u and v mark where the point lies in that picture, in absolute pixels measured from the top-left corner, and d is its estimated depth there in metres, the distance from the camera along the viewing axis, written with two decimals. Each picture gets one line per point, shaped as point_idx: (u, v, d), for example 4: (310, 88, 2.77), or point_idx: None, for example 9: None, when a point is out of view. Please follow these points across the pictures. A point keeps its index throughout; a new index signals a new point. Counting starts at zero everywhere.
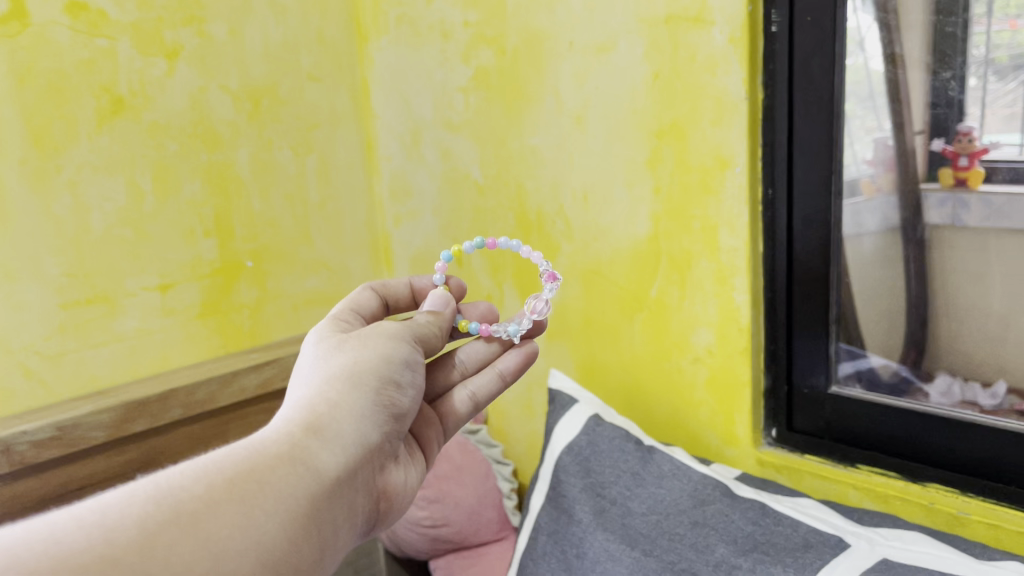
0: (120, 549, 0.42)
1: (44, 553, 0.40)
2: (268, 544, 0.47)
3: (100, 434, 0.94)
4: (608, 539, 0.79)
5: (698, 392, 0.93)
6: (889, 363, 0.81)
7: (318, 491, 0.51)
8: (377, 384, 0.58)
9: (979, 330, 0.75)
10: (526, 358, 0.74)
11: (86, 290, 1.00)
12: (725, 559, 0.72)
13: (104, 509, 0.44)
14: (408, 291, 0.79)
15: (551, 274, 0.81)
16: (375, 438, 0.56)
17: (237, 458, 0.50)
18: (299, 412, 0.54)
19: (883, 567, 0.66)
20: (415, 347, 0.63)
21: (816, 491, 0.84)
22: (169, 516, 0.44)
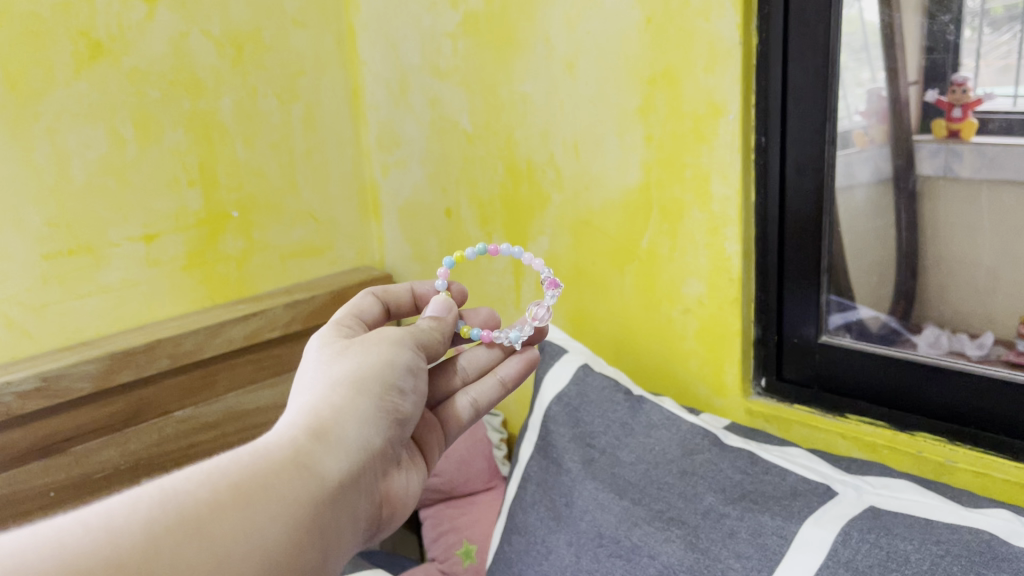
0: (127, 555, 0.41)
1: (51, 559, 0.39)
2: (273, 548, 0.46)
3: (86, 384, 0.93)
4: (596, 488, 0.79)
5: (688, 342, 0.93)
6: (879, 314, 0.81)
7: (321, 496, 0.50)
8: (379, 390, 0.57)
9: (968, 282, 0.74)
10: (527, 365, 0.75)
11: (69, 241, 0.98)
12: (714, 507, 0.72)
13: (110, 513, 0.43)
14: (409, 296, 0.77)
15: (552, 281, 0.80)
16: (376, 444, 0.56)
17: (243, 462, 0.49)
18: (303, 416, 0.53)
19: (870, 514, 0.66)
20: (417, 351, 0.62)
21: (805, 440, 0.85)
22: (175, 520, 0.43)
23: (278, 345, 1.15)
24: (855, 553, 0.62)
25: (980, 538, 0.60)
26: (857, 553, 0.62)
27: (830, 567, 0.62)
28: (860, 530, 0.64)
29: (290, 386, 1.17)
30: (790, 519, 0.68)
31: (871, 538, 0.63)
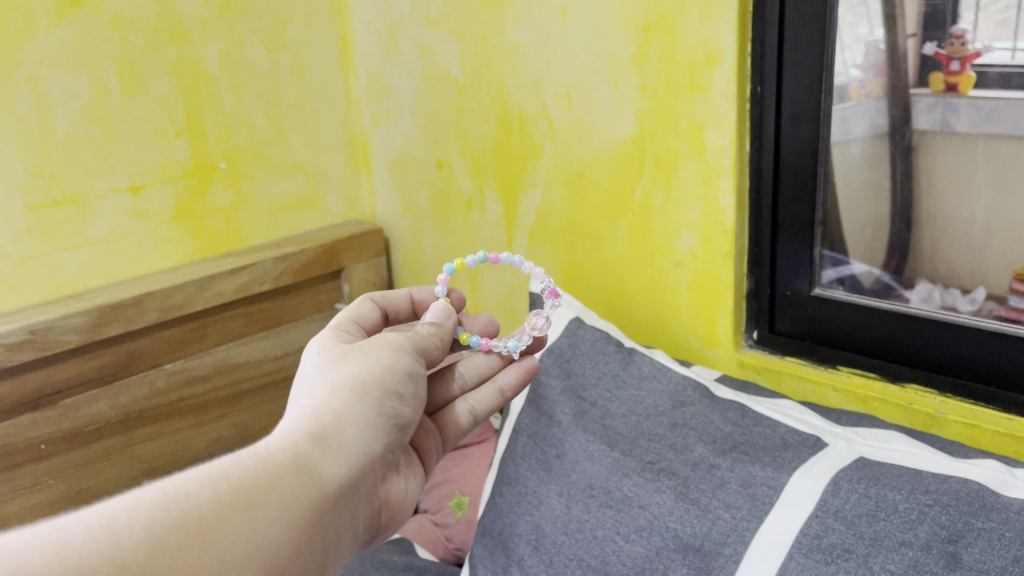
0: (129, 554, 0.41)
1: (51, 559, 0.40)
2: (272, 551, 0.46)
3: (74, 337, 0.93)
4: (587, 440, 0.79)
5: (680, 295, 0.92)
6: (872, 270, 0.80)
7: (321, 499, 0.50)
8: (380, 395, 0.56)
9: (961, 238, 0.74)
10: (527, 374, 0.74)
11: (54, 192, 0.97)
12: (704, 459, 0.72)
13: (112, 513, 0.43)
14: (408, 304, 0.76)
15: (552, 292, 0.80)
16: (377, 449, 0.55)
17: (243, 464, 0.48)
18: (303, 420, 0.52)
19: (859, 464, 0.66)
20: (417, 357, 0.61)
21: (796, 392, 0.85)
22: (177, 522, 0.44)
23: (270, 298, 1.14)
24: (844, 503, 0.63)
25: (969, 488, 0.60)
26: (846, 503, 0.63)
27: (819, 517, 0.63)
28: (850, 480, 0.64)
29: (282, 339, 1.17)
30: (780, 470, 0.68)
31: (860, 489, 0.63)
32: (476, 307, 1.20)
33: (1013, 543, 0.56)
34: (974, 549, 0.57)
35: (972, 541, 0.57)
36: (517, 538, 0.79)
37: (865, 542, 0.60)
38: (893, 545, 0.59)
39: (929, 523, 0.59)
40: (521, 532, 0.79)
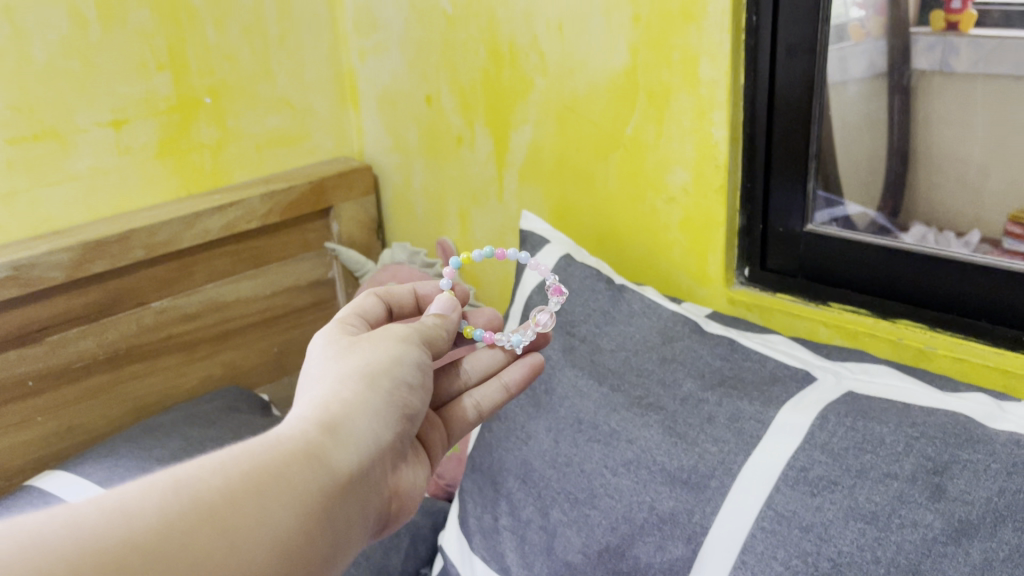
0: (142, 537, 0.41)
1: (66, 540, 0.39)
2: (284, 538, 0.45)
3: (59, 274, 0.92)
4: (576, 375, 0.79)
5: (671, 232, 0.91)
6: (866, 211, 0.79)
7: (332, 487, 0.49)
8: (389, 384, 0.55)
9: (957, 179, 0.73)
10: (532, 370, 0.72)
11: (33, 126, 0.95)
12: (693, 394, 0.72)
13: (125, 497, 0.42)
14: (412, 299, 0.73)
15: (557, 288, 0.77)
16: (387, 438, 0.54)
17: (254, 451, 0.48)
18: (314, 409, 0.52)
19: (847, 398, 0.66)
20: (424, 349, 0.61)
21: (787, 329, 0.84)
22: (190, 508, 0.43)
23: (258, 236, 1.13)
24: (831, 436, 0.63)
25: (955, 421, 0.61)
26: (833, 437, 0.63)
27: (806, 450, 0.63)
28: (837, 414, 0.64)
29: (270, 277, 1.16)
30: (768, 404, 0.68)
31: (848, 423, 0.63)
32: (467, 246, 1.19)
33: (999, 475, 0.56)
34: (959, 481, 0.57)
35: (958, 473, 0.57)
36: (506, 472, 0.80)
37: (851, 475, 0.60)
38: (878, 477, 0.59)
39: (916, 455, 0.59)
40: (510, 466, 0.80)
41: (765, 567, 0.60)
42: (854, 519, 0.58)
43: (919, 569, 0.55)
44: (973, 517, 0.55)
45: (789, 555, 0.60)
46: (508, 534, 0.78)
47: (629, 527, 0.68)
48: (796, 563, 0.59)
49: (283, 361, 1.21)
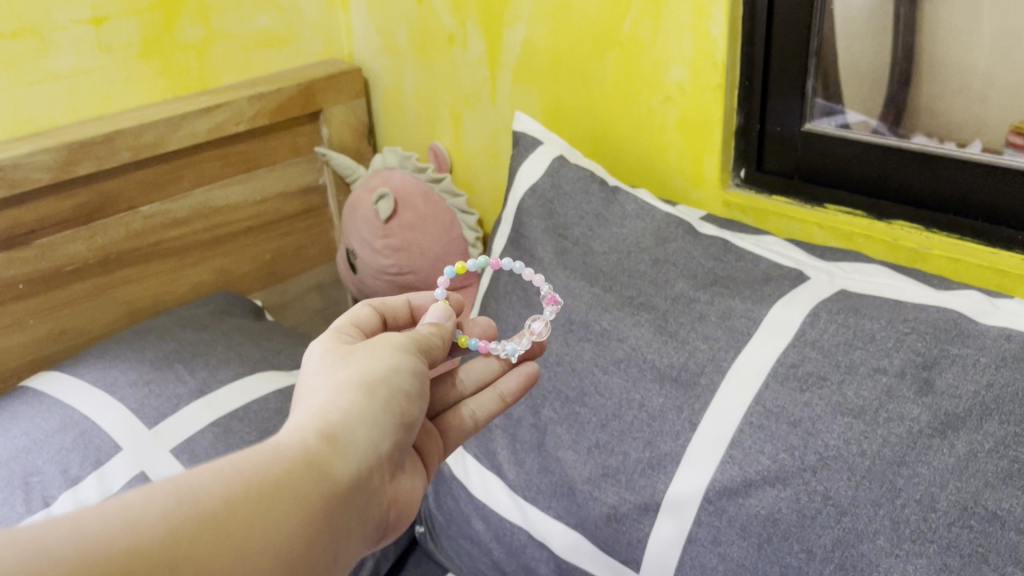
0: (147, 546, 0.37)
1: (68, 547, 0.35)
2: (285, 548, 0.42)
3: (44, 175, 0.90)
4: (568, 277, 0.79)
5: (668, 134, 0.90)
6: (867, 121, 0.77)
7: (334, 498, 0.45)
8: (388, 394, 0.52)
9: (961, 91, 0.70)
10: (528, 380, 0.69)
11: (11, 22, 0.91)
12: (685, 294, 0.72)
13: (126, 502, 0.38)
14: (406, 310, 0.72)
15: (551, 297, 0.75)
16: (387, 447, 0.50)
17: (255, 459, 0.44)
18: (313, 418, 0.48)
19: (840, 295, 0.66)
20: (419, 358, 0.57)
21: (781, 230, 0.84)
22: (194, 515, 0.39)
23: (246, 140, 1.11)
24: (821, 333, 0.63)
25: (947, 317, 0.60)
26: (824, 334, 0.63)
27: (796, 347, 0.63)
28: (829, 312, 0.64)
29: (261, 182, 1.14)
30: (761, 302, 0.68)
31: (838, 320, 0.63)
32: (461, 152, 1.17)
33: (987, 368, 0.56)
34: (947, 375, 0.57)
35: (947, 367, 0.57)
36: None
37: (841, 370, 0.60)
38: (867, 373, 0.59)
39: (905, 351, 0.59)
40: None
41: (753, 461, 0.61)
42: (842, 414, 0.59)
43: (904, 460, 0.55)
44: (960, 410, 0.55)
45: (776, 450, 0.60)
46: (500, 432, 0.80)
47: (619, 424, 0.69)
48: (783, 456, 0.60)
49: (275, 269, 1.21)
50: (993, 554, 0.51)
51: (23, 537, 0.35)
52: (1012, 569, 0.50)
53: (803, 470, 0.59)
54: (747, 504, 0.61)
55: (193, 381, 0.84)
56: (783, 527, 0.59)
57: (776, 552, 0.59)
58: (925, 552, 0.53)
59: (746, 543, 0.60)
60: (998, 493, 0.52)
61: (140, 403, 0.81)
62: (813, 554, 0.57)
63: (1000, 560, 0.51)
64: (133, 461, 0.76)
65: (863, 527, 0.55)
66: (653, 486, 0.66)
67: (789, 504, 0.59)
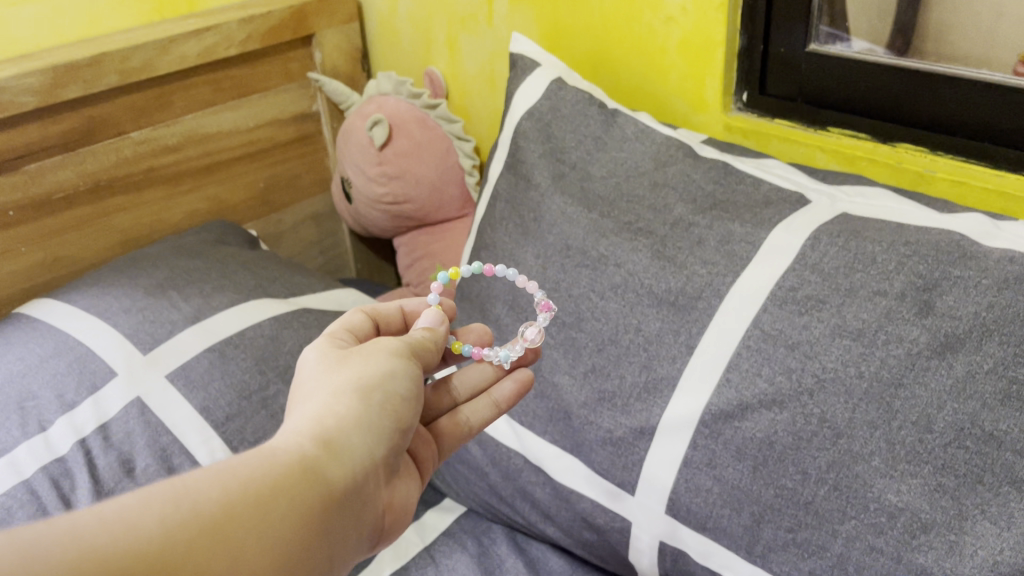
0: (145, 546, 0.38)
1: (68, 545, 0.36)
2: (279, 550, 0.42)
3: (31, 99, 0.88)
4: (565, 202, 0.78)
5: (669, 56, 0.87)
6: (874, 49, 0.75)
7: (327, 502, 0.45)
8: (383, 398, 0.51)
9: (972, 19, 0.69)
10: (522, 387, 0.69)
11: None
12: (683, 218, 0.70)
13: (123, 506, 0.39)
14: (398, 316, 0.69)
15: (544, 303, 0.71)
16: (383, 452, 0.50)
17: (250, 464, 0.44)
18: (307, 423, 0.48)
19: (841, 218, 0.65)
20: (415, 362, 0.56)
21: (783, 155, 0.83)
22: (189, 518, 0.40)
23: (236, 65, 1.08)
24: (822, 257, 0.62)
25: (950, 239, 0.59)
26: (824, 257, 0.62)
27: (796, 271, 0.62)
28: (829, 235, 0.63)
29: (253, 109, 1.12)
30: (760, 226, 0.66)
31: (839, 243, 0.62)
32: (456, 78, 1.14)
33: (988, 290, 0.55)
34: (947, 298, 0.56)
35: (947, 289, 0.56)
36: (494, 300, 0.81)
37: (840, 293, 0.60)
38: (867, 296, 0.59)
39: (905, 274, 0.58)
40: (498, 293, 0.81)
41: (750, 384, 0.61)
42: (840, 337, 0.58)
43: (901, 383, 0.55)
44: (960, 331, 0.54)
45: (773, 372, 0.60)
46: None
47: (615, 349, 0.69)
48: (780, 379, 0.60)
49: (269, 198, 1.20)
50: (989, 474, 0.51)
51: (24, 534, 0.36)
52: (1008, 488, 0.51)
53: (801, 393, 0.59)
54: (743, 428, 0.61)
55: (187, 308, 0.84)
56: (779, 449, 0.59)
57: (771, 474, 0.59)
58: (921, 472, 0.53)
59: (742, 466, 0.61)
60: (996, 413, 0.52)
61: (134, 329, 0.80)
62: (808, 476, 0.58)
63: (996, 479, 0.51)
64: (127, 386, 0.76)
65: (858, 450, 0.56)
66: (649, 410, 0.66)
67: (785, 427, 0.59)
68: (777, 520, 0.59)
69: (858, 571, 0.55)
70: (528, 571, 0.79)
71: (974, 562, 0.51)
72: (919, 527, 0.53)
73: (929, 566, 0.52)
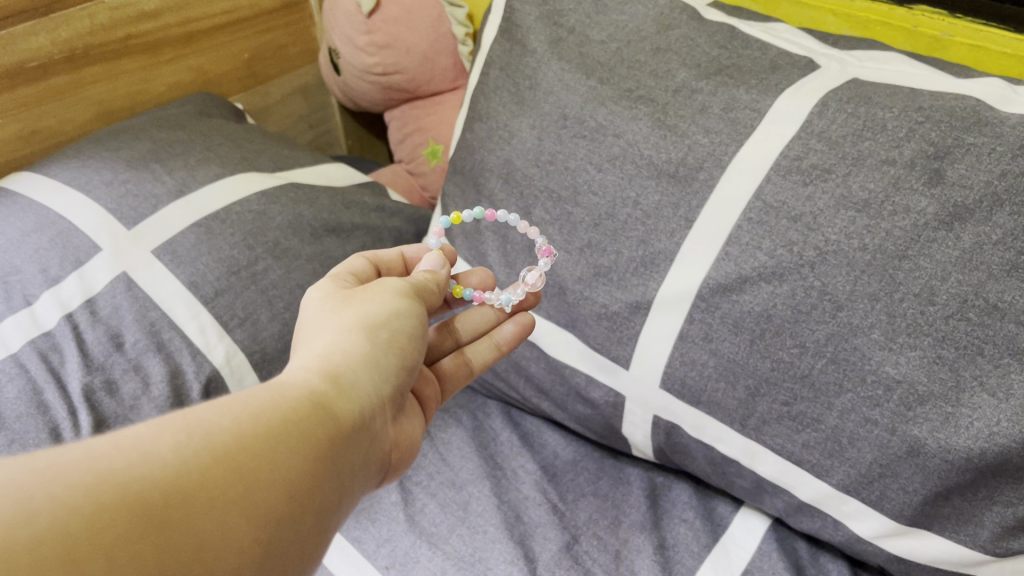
0: (162, 472, 0.36)
1: (84, 470, 0.34)
2: (295, 482, 0.41)
3: None
4: (563, 70, 0.74)
5: None
6: None
7: (338, 435, 0.44)
8: (388, 336, 0.52)
9: None
10: (523, 330, 0.68)
11: None
12: (686, 85, 0.67)
13: (136, 434, 0.38)
14: (399, 262, 0.69)
15: (546, 249, 0.69)
16: (387, 389, 0.50)
17: (261, 396, 0.43)
18: (315, 359, 0.48)
19: (851, 85, 0.61)
20: (418, 303, 0.57)
21: (790, 19, 0.78)
22: (204, 447, 0.38)
23: None
24: (829, 124, 0.59)
25: (965, 105, 0.56)
26: (832, 124, 0.59)
27: (801, 139, 0.59)
28: (838, 101, 0.60)
29: None
30: (766, 93, 0.63)
31: (848, 110, 0.59)
32: None
33: (1003, 157, 0.52)
34: (959, 165, 0.53)
35: (960, 156, 0.53)
36: (488, 173, 0.79)
37: (847, 162, 0.57)
38: (875, 164, 0.56)
39: (916, 141, 0.55)
40: (492, 168, 0.78)
41: (749, 258, 0.59)
42: (845, 209, 0.56)
43: (905, 255, 0.53)
44: (970, 201, 0.52)
45: (774, 245, 0.58)
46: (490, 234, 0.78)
47: (613, 223, 0.67)
48: (781, 252, 0.58)
49: (254, 70, 1.16)
50: (989, 346, 0.50)
51: (37, 460, 0.34)
52: (1008, 360, 0.50)
53: (801, 266, 0.57)
54: (741, 301, 0.60)
55: (171, 181, 0.81)
56: (777, 322, 0.58)
57: (768, 348, 0.59)
58: (920, 344, 0.52)
59: (738, 339, 0.60)
60: (1001, 284, 0.50)
61: (117, 203, 0.78)
62: (806, 349, 0.57)
63: (996, 351, 0.50)
64: (113, 259, 0.74)
65: (858, 322, 0.55)
66: (645, 285, 0.65)
67: (785, 300, 0.58)
68: (772, 394, 0.60)
69: (851, 443, 0.57)
70: (523, 443, 0.80)
71: (969, 433, 0.51)
72: (915, 399, 0.53)
73: (924, 436, 0.53)
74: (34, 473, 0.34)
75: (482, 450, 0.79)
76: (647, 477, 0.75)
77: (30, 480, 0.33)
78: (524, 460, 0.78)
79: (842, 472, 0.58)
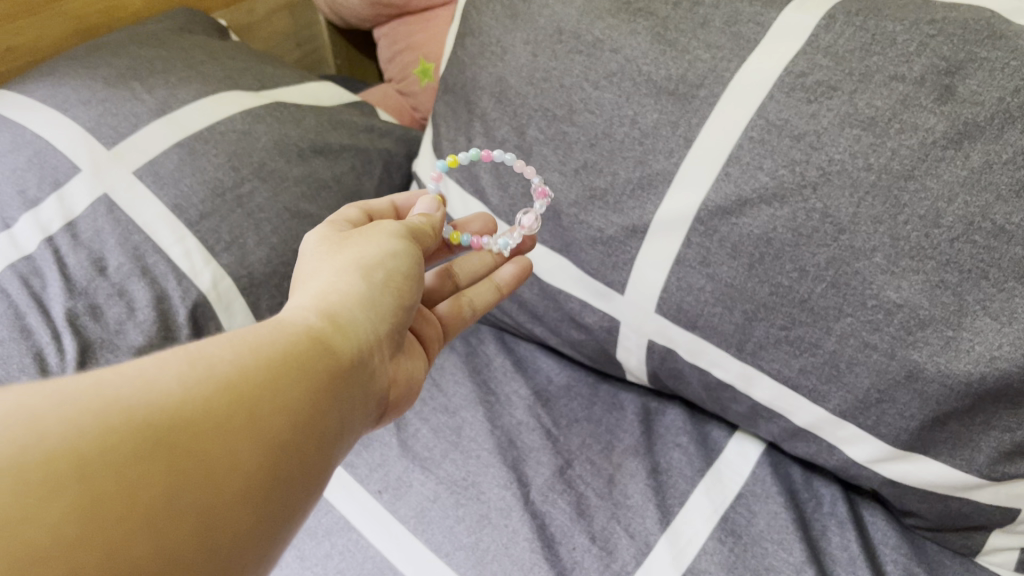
0: (164, 400, 0.35)
1: (85, 398, 0.34)
2: (297, 415, 0.39)
3: None
4: None
5: None
6: None
7: (338, 370, 0.43)
8: (386, 276, 0.50)
9: None
10: (523, 270, 0.68)
11: None
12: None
13: (137, 366, 0.37)
14: (391, 210, 0.67)
15: (541, 189, 0.68)
16: (387, 328, 0.49)
17: (259, 332, 0.42)
18: (312, 299, 0.46)
19: None
20: (416, 245, 0.55)
21: None
22: (205, 378, 0.37)
23: None
24: (836, 39, 0.55)
25: (980, 17, 0.52)
26: (839, 39, 0.55)
27: (807, 55, 0.56)
28: (846, 14, 0.56)
29: None
30: (771, 6, 0.59)
31: (857, 23, 0.55)
32: None
33: (1018, 71, 0.49)
34: (971, 81, 0.50)
35: (972, 71, 0.50)
36: (480, 92, 0.76)
37: (854, 79, 0.54)
38: (883, 81, 0.53)
39: (928, 56, 0.52)
40: (485, 86, 0.75)
41: (749, 179, 0.57)
42: (850, 126, 0.53)
43: (911, 175, 0.51)
44: (981, 119, 0.49)
45: (776, 166, 0.56)
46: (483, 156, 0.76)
47: (609, 142, 0.65)
48: (782, 173, 0.56)
49: None
50: (995, 269, 0.49)
51: (41, 389, 0.34)
52: (1013, 283, 0.48)
53: (803, 187, 0.55)
54: (740, 224, 0.58)
55: (151, 100, 0.78)
56: (777, 246, 0.57)
57: (767, 271, 0.58)
58: (923, 268, 0.51)
59: (737, 263, 0.59)
60: (1009, 206, 0.48)
61: (95, 122, 0.75)
62: (806, 273, 0.56)
63: (1001, 274, 0.49)
64: (94, 181, 0.72)
65: (860, 246, 0.53)
66: (642, 208, 0.63)
67: (785, 223, 0.56)
68: (770, 318, 0.59)
69: (850, 367, 0.56)
70: (517, 368, 0.79)
71: (970, 356, 0.50)
72: (916, 323, 0.52)
73: (923, 360, 0.52)
74: (31, 408, 0.33)
75: (475, 375, 0.78)
76: (640, 402, 0.75)
77: (29, 408, 0.33)
78: (518, 385, 0.77)
79: (839, 396, 0.57)
